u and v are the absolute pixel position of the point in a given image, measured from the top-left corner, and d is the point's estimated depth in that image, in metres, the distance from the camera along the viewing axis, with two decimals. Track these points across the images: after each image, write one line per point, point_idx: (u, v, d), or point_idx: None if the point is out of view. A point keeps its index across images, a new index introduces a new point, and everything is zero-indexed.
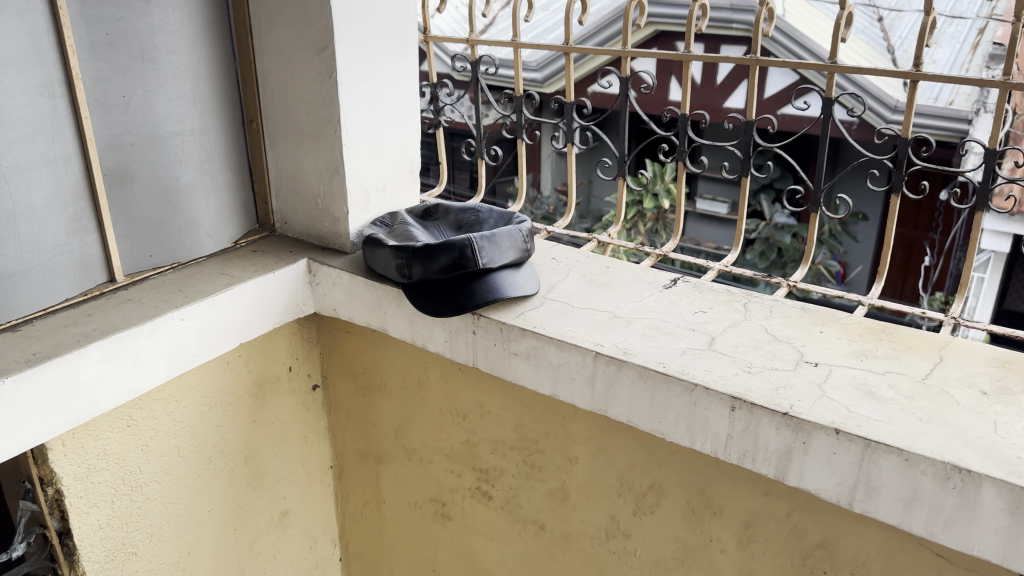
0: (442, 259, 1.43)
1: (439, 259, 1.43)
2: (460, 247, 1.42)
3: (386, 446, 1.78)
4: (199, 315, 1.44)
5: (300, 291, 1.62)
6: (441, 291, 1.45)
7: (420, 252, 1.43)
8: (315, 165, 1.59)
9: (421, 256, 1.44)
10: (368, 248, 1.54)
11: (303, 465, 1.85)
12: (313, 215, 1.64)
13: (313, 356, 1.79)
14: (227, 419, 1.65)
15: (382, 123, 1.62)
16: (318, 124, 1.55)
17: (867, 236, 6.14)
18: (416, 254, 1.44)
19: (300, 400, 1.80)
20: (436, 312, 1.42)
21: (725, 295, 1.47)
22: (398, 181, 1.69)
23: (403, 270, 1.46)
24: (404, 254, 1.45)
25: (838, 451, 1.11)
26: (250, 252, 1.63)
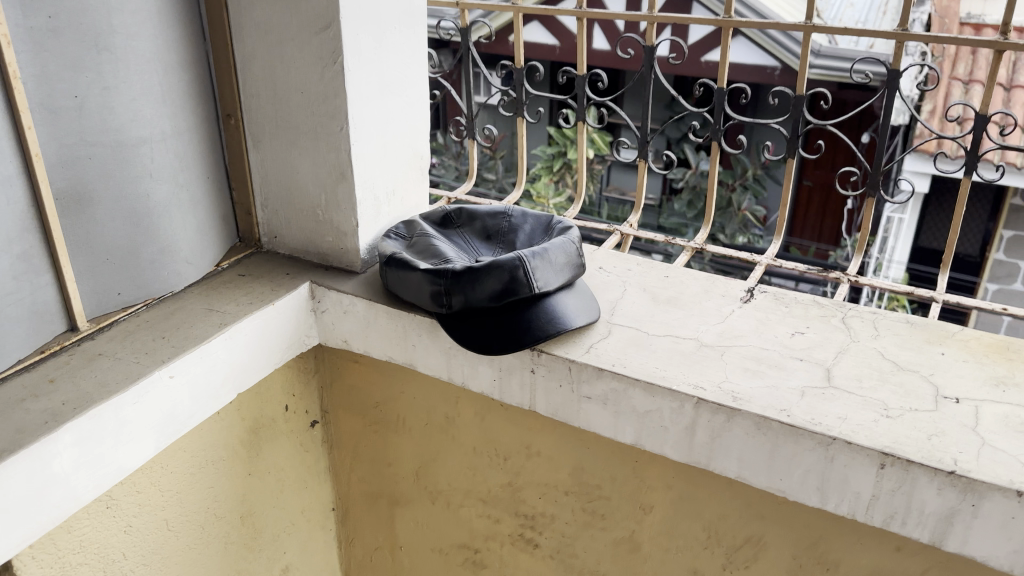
0: (490, 285, 1.17)
1: (485, 285, 1.17)
2: (512, 270, 1.16)
3: (403, 488, 1.53)
4: (190, 368, 1.16)
5: (302, 321, 1.34)
6: (489, 323, 1.19)
7: (461, 277, 1.17)
8: (313, 168, 1.31)
9: (463, 283, 1.18)
10: (389, 271, 1.27)
11: (304, 513, 1.59)
12: (311, 228, 1.36)
13: (312, 390, 1.52)
14: (219, 478, 1.37)
15: (390, 114, 1.34)
16: (317, 119, 1.26)
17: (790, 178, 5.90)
18: (457, 280, 1.18)
19: (298, 441, 1.53)
20: (486, 350, 1.17)
21: (816, 309, 1.26)
22: (407, 181, 1.42)
23: (440, 298, 1.20)
24: (442, 281, 1.19)
25: (1018, 515, 0.92)
26: (237, 277, 1.34)
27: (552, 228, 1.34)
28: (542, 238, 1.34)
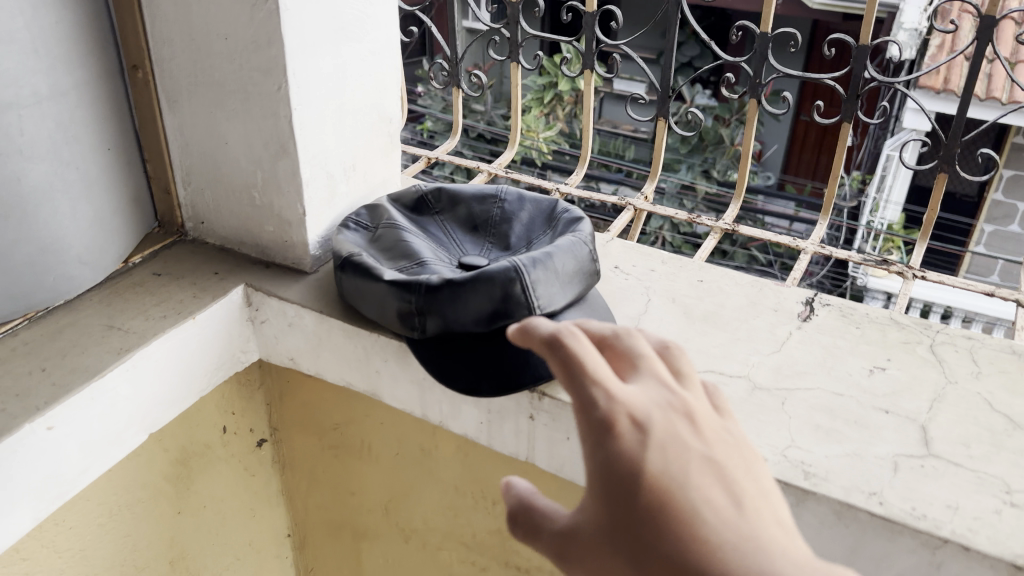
0: (477, 304, 0.87)
1: (471, 304, 0.87)
2: (505, 284, 0.87)
3: (370, 521, 1.27)
4: (77, 413, 0.87)
5: (235, 334, 1.05)
6: (476, 352, 0.90)
7: (439, 293, 0.88)
8: (246, 139, 1.00)
9: (441, 301, 0.88)
10: (345, 277, 0.97)
11: (252, 544, 1.32)
12: (246, 215, 1.06)
13: (257, 405, 1.24)
14: (137, 524, 1.10)
15: (347, 68, 1.02)
16: (248, 76, 0.95)
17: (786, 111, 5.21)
18: (434, 297, 0.88)
19: (240, 466, 1.25)
20: (473, 390, 0.88)
21: (894, 332, 0.99)
22: (370, 152, 1.11)
23: (410, 320, 0.91)
24: (413, 297, 0.89)
25: None
26: (151, 277, 1.04)
27: (556, 218, 1.05)
28: (543, 233, 1.04)
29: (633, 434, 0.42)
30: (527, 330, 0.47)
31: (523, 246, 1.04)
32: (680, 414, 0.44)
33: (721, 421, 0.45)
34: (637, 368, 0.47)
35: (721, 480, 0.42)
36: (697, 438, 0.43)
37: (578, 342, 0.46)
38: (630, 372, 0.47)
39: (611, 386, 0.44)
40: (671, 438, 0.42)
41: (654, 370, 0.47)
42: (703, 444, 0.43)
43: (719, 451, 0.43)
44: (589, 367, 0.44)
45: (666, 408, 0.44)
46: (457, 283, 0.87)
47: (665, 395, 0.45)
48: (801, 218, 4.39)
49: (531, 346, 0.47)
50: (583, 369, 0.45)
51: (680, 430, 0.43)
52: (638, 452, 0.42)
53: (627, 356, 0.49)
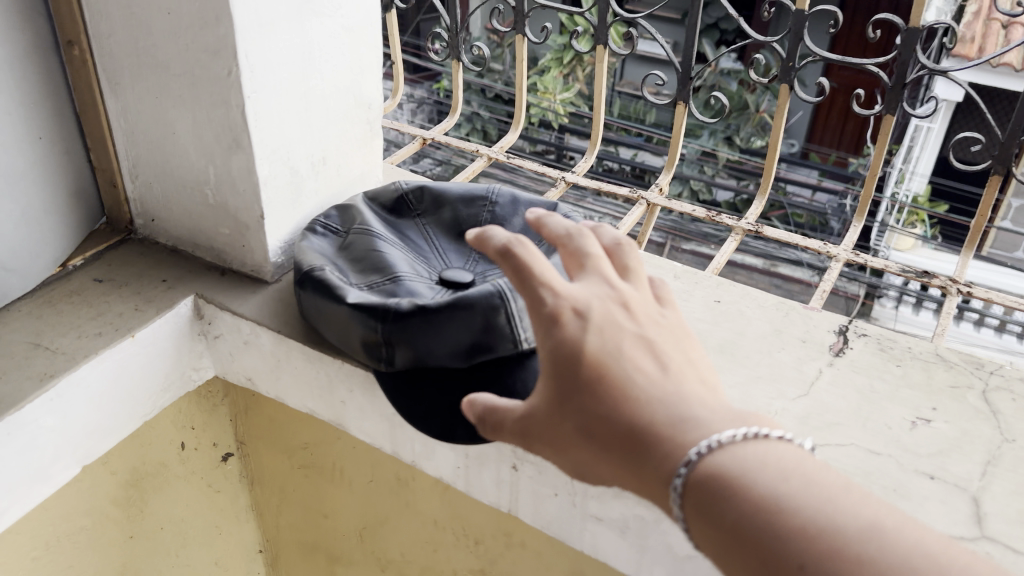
0: (454, 336, 0.74)
1: (447, 336, 0.74)
2: (487, 314, 0.73)
3: (345, 547, 1.17)
4: None
5: (184, 350, 0.93)
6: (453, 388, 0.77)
7: (410, 323, 0.74)
8: (195, 130, 0.87)
9: (411, 332, 0.75)
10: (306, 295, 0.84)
11: (218, 564, 1.23)
12: (199, 215, 0.93)
13: (220, 417, 1.13)
14: (81, 554, 1.00)
15: (314, 48, 0.88)
16: (194, 58, 0.82)
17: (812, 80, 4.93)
18: (403, 327, 0.75)
19: (202, 483, 1.15)
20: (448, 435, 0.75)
21: (941, 373, 0.85)
22: (343, 143, 0.98)
23: (377, 349, 0.78)
24: (379, 326, 0.76)
25: None
26: (91, 285, 0.92)
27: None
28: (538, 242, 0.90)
29: (575, 322, 0.51)
30: (483, 240, 0.57)
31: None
32: (617, 303, 0.53)
33: (650, 305, 0.54)
34: (586, 266, 0.56)
35: (651, 355, 0.50)
36: (629, 321, 0.52)
37: (527, 251, 0.55)
38: (576, 267, 0.56)
39: (557, 286, 0.53)
40: (607, 322, 0.51)
41: (593, 266, 0.56)
42: (636, 326, 0.52)
43: (650, 330, 0.52)
44: (537, 273, 0.53)
45: (602, 299, 0.53)
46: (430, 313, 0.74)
47: (608, 287, 0.54)
48: (821, 190, 4.20)
49: (488, 255, 0.56)
50: (530, 272, 0.54)
51: (616, 315, 0.52)
52: (575, 330, 0.51)
53: (579, 256, 0.57)
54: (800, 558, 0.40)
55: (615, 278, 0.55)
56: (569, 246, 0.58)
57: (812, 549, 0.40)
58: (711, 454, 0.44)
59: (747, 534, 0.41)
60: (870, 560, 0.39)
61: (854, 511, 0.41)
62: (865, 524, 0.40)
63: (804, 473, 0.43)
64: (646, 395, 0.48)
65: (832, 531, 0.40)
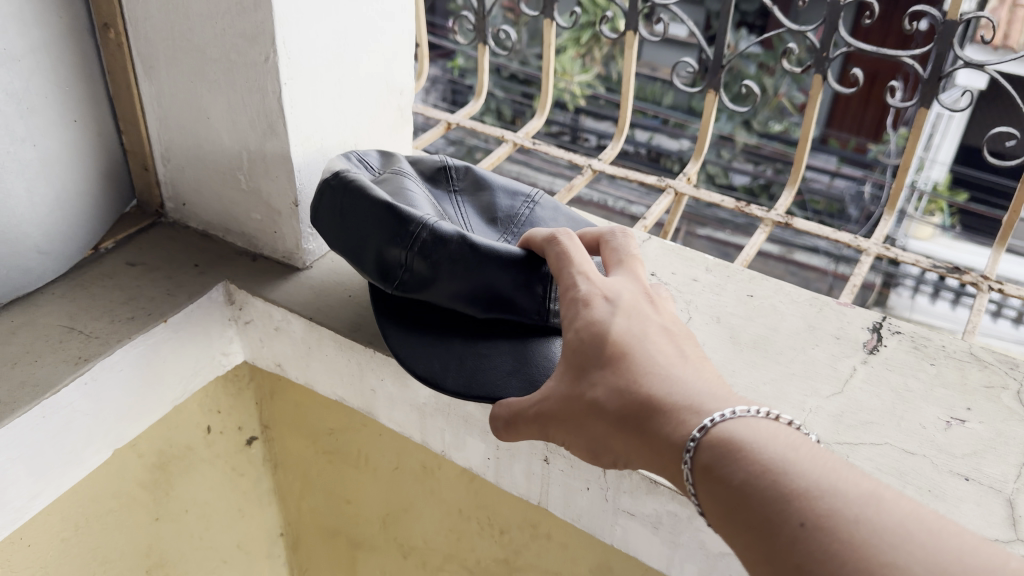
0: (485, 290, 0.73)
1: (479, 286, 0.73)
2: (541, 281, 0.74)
3: (367, 533, 1.17)
4: (26, 435, 0.76)
5: (214, 336, 0.93)
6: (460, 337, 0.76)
7: (445, 254, 0.72)
8: (229, 115, 0.86)
9: (441, 265, 0.72)
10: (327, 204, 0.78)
11: (240, 546, 1.23)
12: (231, 199, 0.93)
13: (246, 401, 1.14)
14: (108, 535, 1.01)
15: (351, 33, 0.88)
16: (230, 42, 0.81)
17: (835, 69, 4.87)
18: (435, 254, 0.72)
19: (227, 466, 1.16)
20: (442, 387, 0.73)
21: (975, 372, 0.85)
22: (376, 128, 0.98)
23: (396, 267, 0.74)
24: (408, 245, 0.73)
25: None
26: (123, 268, 0.92)
27: None
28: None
29: (604, 304, 0.62)
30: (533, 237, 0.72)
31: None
32: (644, 296, 0.64)
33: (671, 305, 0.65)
34: (621, 263, 0.68)
35: (669, 342, 0.60)
36: (655, 313, 0.63)
37: (571, 241, 0.68)
38: (613, 265, 0.69)
39: (588, 274, 0.65)
40: (635, 309, 0.62)
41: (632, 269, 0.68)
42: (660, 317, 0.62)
43: (673, 324, 0.62)
44: (573, 262, 0.66)
45: (631, 292, 0.64)
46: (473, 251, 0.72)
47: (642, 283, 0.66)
48: (840, 177, 4.16)
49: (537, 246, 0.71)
50: (570, 259, 0.67)
51: (642, 305, 0.63)
52: (602, 310, 0.61)
53: (616, 253, 0.70)
54: (801, 517, 0.46)
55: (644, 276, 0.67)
56: (608, 248, 0.71)
57: (810, 509, 0.46)
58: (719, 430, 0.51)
59: (749, 497, 0.48)
60: (857, 520, 0.45)
61: (851, 482, 0.47)
62: (858, 492, 0.46)
63: (810, 451, 0.50)
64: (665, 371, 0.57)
65: (828, 494, 0.46)
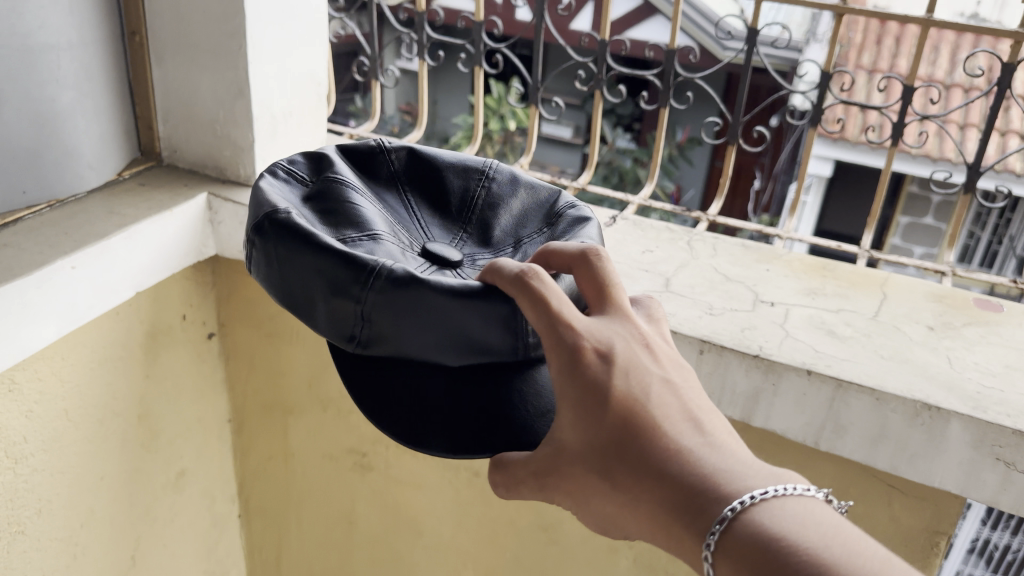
0: (455, 320, 0.79)
1: (442, 318, 0.79)
2: (507, 300, 0.78)
3: (298, 397, 1.69)
4: (93, 261, 1.24)
5: (199, 231, 1.44)
6: (429, 403, 0.81)
7: (402, 305, 0.78)
8: (213, 86, 1.40)
9: (396, 303, 0.78)
10: (259, 249, 0.86)
11: (199, 420, 1.68)
12: (209, 144, 1.46)
13: (208, 302, 1.61)
14: (119, 376, 1.45)
15: (291, 40, 1.44)
16: (218, 39, 1.35)
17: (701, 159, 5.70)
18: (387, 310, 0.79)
19: (194, 351, 1.62)
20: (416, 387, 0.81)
21: (666, 234, 1.45)
22: (306, 105, 1.53)
23: (349, 331, 0.81)
24: (368, 300, 0.79)
25: (808, 391, 1.10)
26: (138, 186, 1.42)
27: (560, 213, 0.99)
28: (539, 228, 0.98)
29: (596, 361, 0.69)
30: (497, 272, 0.76)
31: (510, 238, 0.97)
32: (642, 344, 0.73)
33: (670, 346, 0.75)
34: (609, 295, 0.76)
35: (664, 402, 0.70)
36: (651, 363, 0.72)
37: (540, 283, 0.72)
38: (608, 298, 0.76)
39: (576, 324, 0.71)
40: (631, 364, 0.70)
41: (617, 300, 0.76)
42: (658, 367, 0.72)
43: (669, 370, 0.72)
44: (549, 301, 0.71)
45: (631, 343, 0.72)
46: (434, 307, 0.78)
47: (634, 327, 0.74)
48: None
49: (500, 281, 0.75)
50: (547, 302, 0.71)
51: (639, 353, 0.72)
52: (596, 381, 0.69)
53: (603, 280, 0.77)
54: None
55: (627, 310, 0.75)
56: (588, 276, 0.77)
57: None
58: (762, 499, 0.63)
59: None
60: None
61: None
62: None
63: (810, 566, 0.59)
64: (670, 444, 0.67)
65: None
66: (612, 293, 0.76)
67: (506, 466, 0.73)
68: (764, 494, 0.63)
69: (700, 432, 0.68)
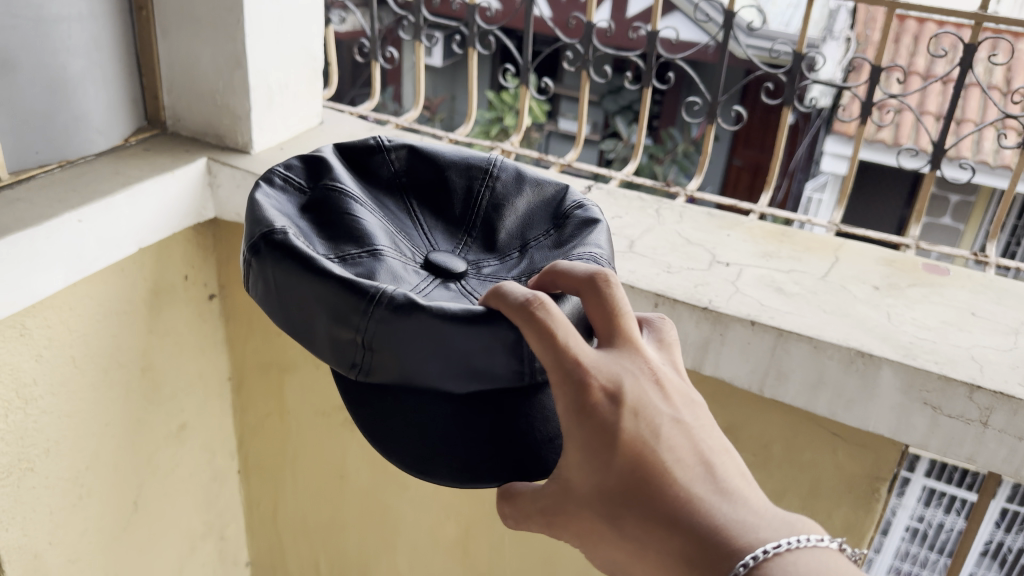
0: (458, 348, 0.73)
1: (444, 346, 0.73)
2: (513, 326, 0.73)
3: (292, 356, 1.79)
4: (98, 216, 1.34)
5: (199, 193, 1.54)
6: (433, 425, 0.76)
7: (404, 333, 0.73)
8: (213, 58, 1.50)
9: (399, 334, 0.73)
10: (257, 274, 0.80)
11: (200, 377, 1.78)
12: (210, 113, 1.56)
13: (209, 264, 1.72)
14: (124, 329, 1.55)
15: (287, 17, 1.54)
16: (218, 13, 1.45)
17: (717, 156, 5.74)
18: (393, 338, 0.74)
19: (196, 310, 1.72)
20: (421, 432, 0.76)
21: (637, 203, 1.55)
22: (301, 79, 1.63)
23: (350, 358, 0.76)
24: (370, 329, 0.74)
25: (752, 340, 1.19)
26: (143, 150, 1.53)
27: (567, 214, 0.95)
28: (545, 231, 0.94)
29: (608, 403, 0.66)
30: (501, 297, 0.71)
31: (516, 241, 0.93)
32: (653, 381, 0.69)
33: (681, 380, 0.70)
34: (619, 325, 0.71)
35: (680, 446, 0.66)
36: (664, 401, 0.68)
37: (547, 314, 0.67)
38: (621, 330, 0.71)
39: (584, 359, 0.67)
40: (641, 403, 0.66)
41: (628, 331, 0.71)
42: (669, 406, 0.68)
43: (680, 409, 0.68)
44: (558, 336, 0.66)
45: (643, 380, 0.68)
46: (433, 335, 0.73)
47: (644, 363, 0.69)
48: None
49: (505, 309, 0.70)
50: (556, 337, 0.67)
51: (650, 391, 0.68)
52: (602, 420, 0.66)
53: (611, 307, 0.72)
54: None
55: (639, 343, 0.70)
56: (597, 302, 0.72)
57: None
58: (777, 553, 0.60)
59: None
60: None
61: None
62: None
63: None
64: (675, 494, 0.64)
65: None
66: (622, 322, 0.71)
67: (514, 497, 0.71)
68: (779, 547, 0.60)
69: (709, 483, 0.65)
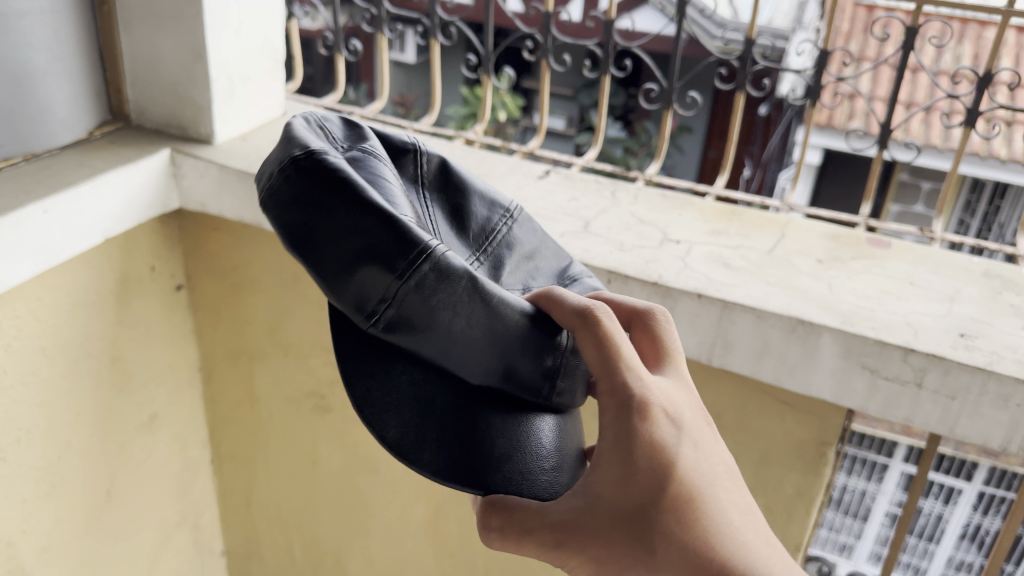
0: (497, 326, 0.76)
1: (484, 321, 0.76)
2: (553, 332, 0.79)
3: (261, 344, 1.82)
4: (64, 207, 1.36)
5: (164, 184, 1.57)
6: (420, 420, 0.77)
7: (447, 293, 0.74)
8: (174, 51, 1.53)
9: (442, 317, 0.75)
10: (300, 196, 0.76)
11: (171, 367, 1.80)
12: (173, 105, 1.59)
13: (176, 255, 1.74)
14: (94, 319, 1.57)
15: (247, 9, 1.57)
16: (178, 6, 1.48)
17: (693, 147, 5.79)
18: (431, 294, 0.74)
19: (164, 301, 1.74)
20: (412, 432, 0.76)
21: (594, 186, 1.59)
22: (263, 71, 1.66)
23: (373, 308, 0.75)
24: (411, 283, 0.73)
25: (700, 312, 1.23)
26: (107, 143, 1.55)
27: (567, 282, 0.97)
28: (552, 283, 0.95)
29: (668, 424, 0.74)
30: (560, 304, 0.77)
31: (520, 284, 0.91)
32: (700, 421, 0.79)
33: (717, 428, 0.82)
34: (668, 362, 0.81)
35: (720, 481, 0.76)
36: (710, 441, 0.78)
37: (612, 321, 0.74)
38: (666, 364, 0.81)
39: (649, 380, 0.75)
40: (693, 436, 0.76)
41: (676, 366, 0.81)
42: (715, 447, 0.78)
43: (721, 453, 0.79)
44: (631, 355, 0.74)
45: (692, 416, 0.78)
46: (478, 326, 0.76)
47: (693, 400, 0.79)
48: None
49: (562, 316, 0.77)
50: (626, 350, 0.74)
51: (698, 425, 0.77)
52: (665, 447, 0.73)
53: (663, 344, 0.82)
54: None
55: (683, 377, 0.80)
56: (653, 335, 0.82)
57: None
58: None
59: None
60: None
61: None
62: None
63: None
64: (720, 526, 0.73)
65: None
66: (671, 355, 0.81)
67: (509, 510, 0.75)
68: None
69: (744, 524, 0.75)
